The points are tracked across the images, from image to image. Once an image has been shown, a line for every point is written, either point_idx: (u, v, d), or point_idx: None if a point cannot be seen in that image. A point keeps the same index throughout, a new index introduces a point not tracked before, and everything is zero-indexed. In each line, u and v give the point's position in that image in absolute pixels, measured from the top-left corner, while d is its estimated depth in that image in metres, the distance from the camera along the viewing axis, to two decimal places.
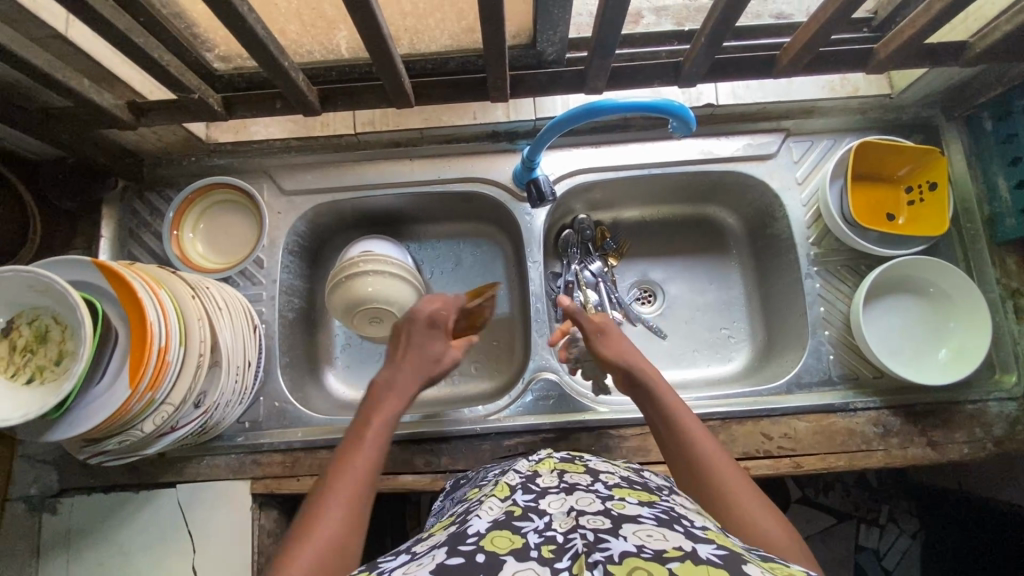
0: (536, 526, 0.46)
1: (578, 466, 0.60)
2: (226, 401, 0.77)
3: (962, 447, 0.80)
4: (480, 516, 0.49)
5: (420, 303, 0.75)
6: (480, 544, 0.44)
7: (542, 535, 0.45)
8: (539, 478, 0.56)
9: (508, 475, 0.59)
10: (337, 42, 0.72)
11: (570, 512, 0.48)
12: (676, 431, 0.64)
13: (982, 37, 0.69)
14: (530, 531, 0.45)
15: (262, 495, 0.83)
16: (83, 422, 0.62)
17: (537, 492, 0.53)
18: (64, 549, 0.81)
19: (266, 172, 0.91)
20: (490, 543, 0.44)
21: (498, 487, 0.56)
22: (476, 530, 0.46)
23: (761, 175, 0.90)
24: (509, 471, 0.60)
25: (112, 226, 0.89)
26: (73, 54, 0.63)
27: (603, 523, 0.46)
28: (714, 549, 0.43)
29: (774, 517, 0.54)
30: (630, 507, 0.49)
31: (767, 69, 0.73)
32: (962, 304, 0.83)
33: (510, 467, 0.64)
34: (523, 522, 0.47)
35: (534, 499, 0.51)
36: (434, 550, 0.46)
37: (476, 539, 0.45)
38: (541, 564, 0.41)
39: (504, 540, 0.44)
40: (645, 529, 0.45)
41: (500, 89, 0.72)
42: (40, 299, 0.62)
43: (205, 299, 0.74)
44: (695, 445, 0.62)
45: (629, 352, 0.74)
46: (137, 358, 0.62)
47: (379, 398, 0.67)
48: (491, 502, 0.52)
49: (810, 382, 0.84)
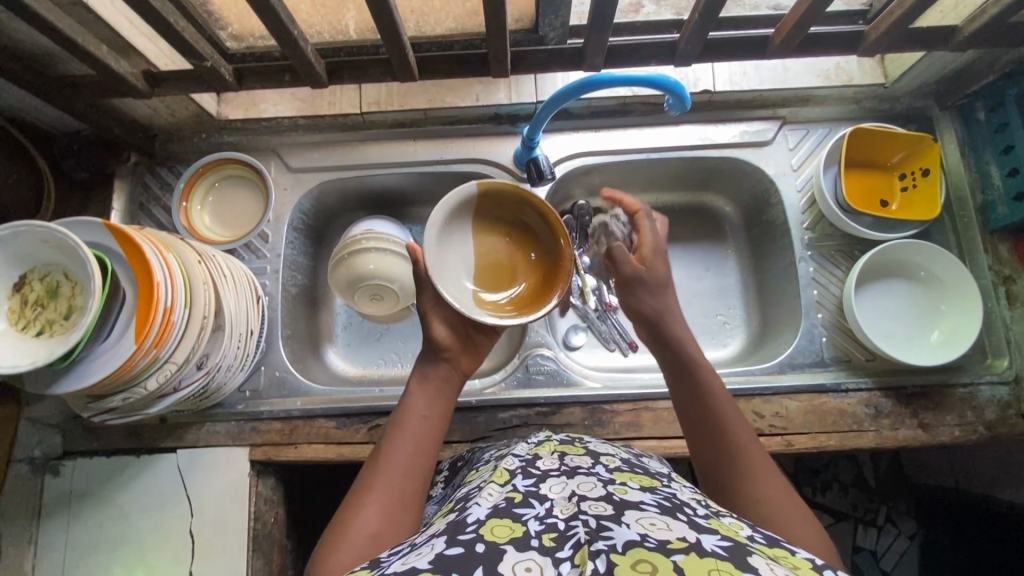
0: (536, 513, 0.46)
1: (578, 449, 0.59)
2: (228, 366, 0.79)
3: (953, 429, 0.81)
4: (479, 503, 0.49)
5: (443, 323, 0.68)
6: (480, 534, 0.44)
7: (543, 522, 0.45)
8: (539, 461, 0.56)
9: (507, 459, 0.59)
10: (346, 22, 0.76)
11: (571, 498, 0.48)
12: (711, 421, 0.62)
13: (971, 21, 0.70)
14: (530, 518, 0.46)
15: (261, 462, 0.84)
16: (87, 378, 0.64)
17: (537, 476, 0.53)
18: (66, 511, 0.83)
19: (274, 150, 0.94)
20: (490, 533, 0.44)
21: (497, 472, 0.56)
22: (476, 518, 0.46)
23: (758, 160, 0.91)
24: (507, 455, 0.60)
25: (123, 199, 0.91)
26: (94, 22, 0.66)
27: (604, 510, 0.46)
28: (718, 540, 0.43)
29: (806, 520, 0.54)
30: (631, 493, 0.49)
31: (761, 50, 0.75)
32: (955, 288, 0.84)
33: (509, 450, 0.63)
34: (524, 509, 0.47)
35: (534, 484, 0.51)
36: (434, 539, 0.46)
37: (475, 527, 0.45)
38: (543, 554, 0.41)
39: (504, 530, 0.44)
40: (647, 518, 0.45)
41: (501, 65, 0.74)
42: (53, 255, 0.65)
43: (211, 265, 0.76)
44: (720, 427, 0.61)
45: (669, 310, 0.68)
46: (144, 317, 0.64)
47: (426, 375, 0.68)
48: (491, 488, 0.52)
49: (802, 362, 0.85)
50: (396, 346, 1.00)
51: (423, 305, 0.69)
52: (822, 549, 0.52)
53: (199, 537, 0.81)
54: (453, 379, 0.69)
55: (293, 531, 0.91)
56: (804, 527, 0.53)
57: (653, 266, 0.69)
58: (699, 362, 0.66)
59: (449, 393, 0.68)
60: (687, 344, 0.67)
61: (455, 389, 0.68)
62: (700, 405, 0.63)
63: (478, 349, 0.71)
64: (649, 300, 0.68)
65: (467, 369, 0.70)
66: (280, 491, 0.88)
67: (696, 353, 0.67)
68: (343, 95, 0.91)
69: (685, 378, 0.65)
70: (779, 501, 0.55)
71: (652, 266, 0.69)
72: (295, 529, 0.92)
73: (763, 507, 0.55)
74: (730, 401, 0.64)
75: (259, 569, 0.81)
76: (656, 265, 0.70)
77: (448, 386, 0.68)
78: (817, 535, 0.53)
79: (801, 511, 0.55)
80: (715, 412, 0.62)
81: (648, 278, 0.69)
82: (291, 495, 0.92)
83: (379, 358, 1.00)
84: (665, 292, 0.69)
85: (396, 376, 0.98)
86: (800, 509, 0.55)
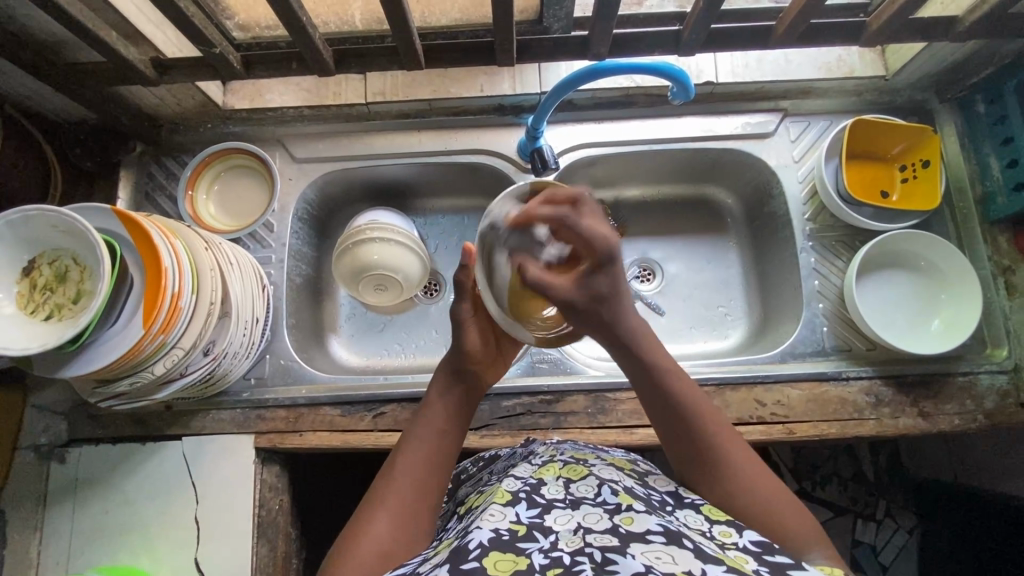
0: (541, 547, 0.49)
1: (581, 470, 0.61)
2: (234, 352, 0.80)
3: (953, 418, 0.82)
4: (482, 525, 0.51)
5: (467, 335, 0.72)
6: (483, 564, 0.46)
7: (548, 556, 0.47)
8: (544, 487, 0.57)
9: (509, 479, 0.60)
10: (353, 13, 0.77)
11: (576, 531, 0.50)
12: (688, 421, 0.62)
13: (970, 12, 0.71)
14: (535, 552, 0.48)
15: (266, 449, 0.85)
16: (94, 362, 0.64)
17: (542, 506, 0.54)
18: (71, 498, 0.83)
19: (279, 140, 0.94)
20: (494, 566, 0.46)
21: (498, 491, 0.57)
22: (477, 544, 0.48)
23: (759, 152, 0.92)
24: (509, 476, 0.61)
25: (128, 188, 0.92)
26: (104, 9, 0.67)
27: (609, 542, 0.48)
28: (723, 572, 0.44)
29: (794, 510, 0.57)
30: (638, 521, 0.50)
31: (764, 40, 0.76)
32: (954, 278, 0.85)
33: (512, 470, 0.64)
34: (528, 543, 0.49)
35: (539, 515, 0.53)
36: (437, 569, 0.48)
37: (477, 556, 0.47)
38: None
39: (507, 564, 0.47)
40: (653, 550, 0.46)
41: (507, 53, 0.75)
42: (63, 241, 0.65)
43: (218, 252, 0.76)
44: (694, 430, 0.61)
45: (620, 316, 0.65)
46: (150, 301, 0.65)
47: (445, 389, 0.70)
48: (493, 509, 0.53)
49: (804, 352, 0.86)
50: (399, 337, 1.00)
51: (460, 313, 0.73)
52: (803, 539, 0.55)
53: (205, 524, 0.82)
54: (473, 391, 0.71)
55: (297, 519, 0.92)
56: (786, 521, 0.56)
57: (592, 278, 0.64)
58: (660, 364, 0.65)
59: (467, 408, 0.70)
60: (648, 347, 0.66)
61: (473, 401, 0.71)
62: (676, 409, 0.63)
63: (502, 360, 0.76)
64: (594, 312, 0.64)
65: (486, 384, 0.73)
66: (284, 479, 0.88)
67: (656, 353, 0.66)
68: (349, 86, 0.92)
69: (649, 384, 0.64)
70: (757, 494, 0.58)
71: (586, 279, 0.64)
72: (299, 517, 0.93)
73: (740, 504, 0.58)
74: (700, 399, 0.63)
75: (264, 556, 0.82)
76: (594, 276, 0.64)
77: (466, 399, 0.70)
78: (800, 522, 0.56)
79: (783, 504, 0.57)
80: (685, 413, 0.62)
81: (581, 295, 0.64)
82: (295, 483, 0.92)
83: (382, 349, 1.00)
84: (617, 298, 0.65)
85: (399, 366, 0.98)
86: (790, 501, 0.58)
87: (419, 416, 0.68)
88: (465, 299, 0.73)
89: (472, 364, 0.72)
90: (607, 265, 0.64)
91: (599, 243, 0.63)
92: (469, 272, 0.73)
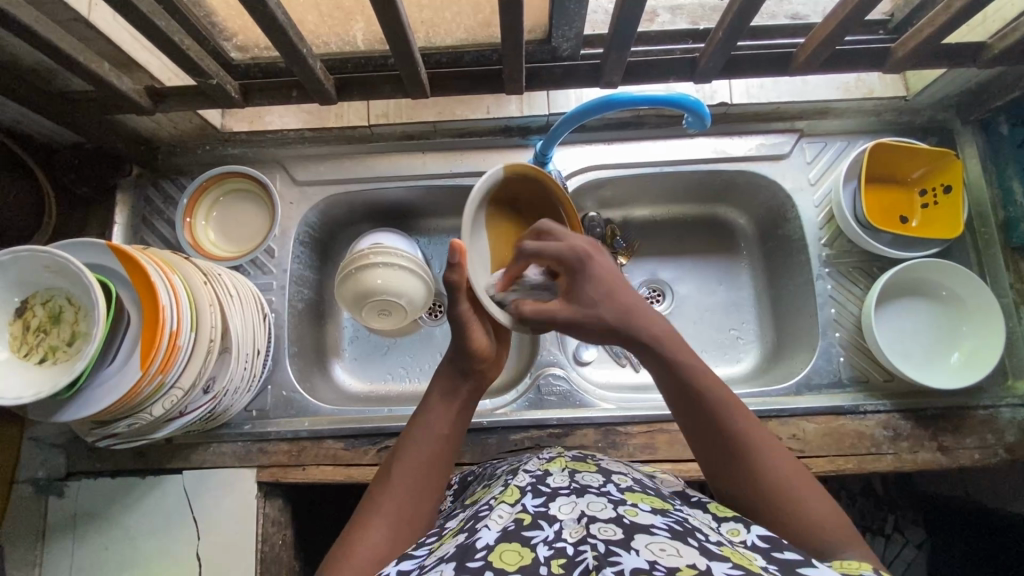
0: (546, 537, 0.46)
1: (590, 465, 0.58)
2: (235, 388, 0.78)
3: (973, 453, 0.79)
4: (489, 526, 0.48)
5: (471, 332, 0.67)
6: (489, 560, 0.44)
7: (552, 547, 0.45)
8: (550, 478, 0.55)
9: (517, 475, 0.57)
10: (355, 33, 0.73)
11: (580, 520, 0.47)
12: (711, 420, 0.58)
13: (1001, 38, 0.68)
14: (540, 543, 0.45)
15: (268, 483, 0.83)
16: (93, 404, 0.62)
17: (547, 495, 0.51)
18: (70, 533, 0.82)
19: (279, 162, 0.92)
20: (499, 559, 0.44)
21: (506, 490, 0.53)
22: (485, 543, 0.46)
23: (773, 175, 0.89)
24: (517, 471, 0.58)
25: (126, 212, 0.89)
26: (95, 37, 0.64)
27: (614, 534, 0.44)
28: (728, 567, 0.41)
29: (822, 506, 0.54)
30: (642, 515, 0.48)
31: (784, 65, 0.73)
32: (977, 309, 0.82)
33: (520, 465, 0.62)
34: (533, 532, 0.46)
35: (544, 504, 0.49)
36: (441, 564, 0.45)
37: (484, 554, 0.44)
38: None
39: (513, 556, 0.44)
40: (657, 542, 0.43)
41: (516, 81, 0.73)
42: (55, 281, 0.63)
43: (217, 285, 0.74)
44: (722, 428, 0.58)
45: (628, 318, 0.62)
46: (148, 342, 0.62)
47: (444, 389, 0.67)
48: (499, 509, 0.50)
49: (819, 383, 0.84)
50: (402, 361, 0.98)
51: (457, 312, 0.66)
52: (838, 539, 0.52)
53: (207, 560, 0.80)
54: (475, 392, 0.69)
55: (298, 550, 0.90)
56: (817, 522, 0.53)
57: (579, 285, 0.64)
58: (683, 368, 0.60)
59: (466, 411, 0.68)
60: (670, 343, 0.61)
61: (472, 404, 0.69)
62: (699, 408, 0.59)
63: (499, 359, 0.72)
64: (596, 318, 0.62)
65: (490, 380, 0.71)
66: (287, 512, 0.87)
67: (685, 358, 0.61)
68: (351, 108, 0.90)
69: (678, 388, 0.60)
70: (794, 498, 0.54)
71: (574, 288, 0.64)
72: (300, 549, 0.91)
73: (779, 513, 0.54)
74: (730, 401, 0.59)
75: None
76: (579, 277, 0.64)
77: (468, 402, 0.68)
78: (832, 522, 0.54)
79: (813, 501, 0.55)
80: (717, 417, 0.58)
81: (576, 304, 0.63)
82: (296, 512, 0.90)
83: (386, 373, 0.98)
84: (612, 299, 0.63)
85: (403, 392, 0.96)
86: (820, 499, 0.55)
87: (420, 416, 0.65)
88: (463, 298, 0.65)
89: (479, 363, 0.68)
90: (583, 270, 0.64)
91: (564, 249, 0.64)
92: (461, 271, 0.64)
